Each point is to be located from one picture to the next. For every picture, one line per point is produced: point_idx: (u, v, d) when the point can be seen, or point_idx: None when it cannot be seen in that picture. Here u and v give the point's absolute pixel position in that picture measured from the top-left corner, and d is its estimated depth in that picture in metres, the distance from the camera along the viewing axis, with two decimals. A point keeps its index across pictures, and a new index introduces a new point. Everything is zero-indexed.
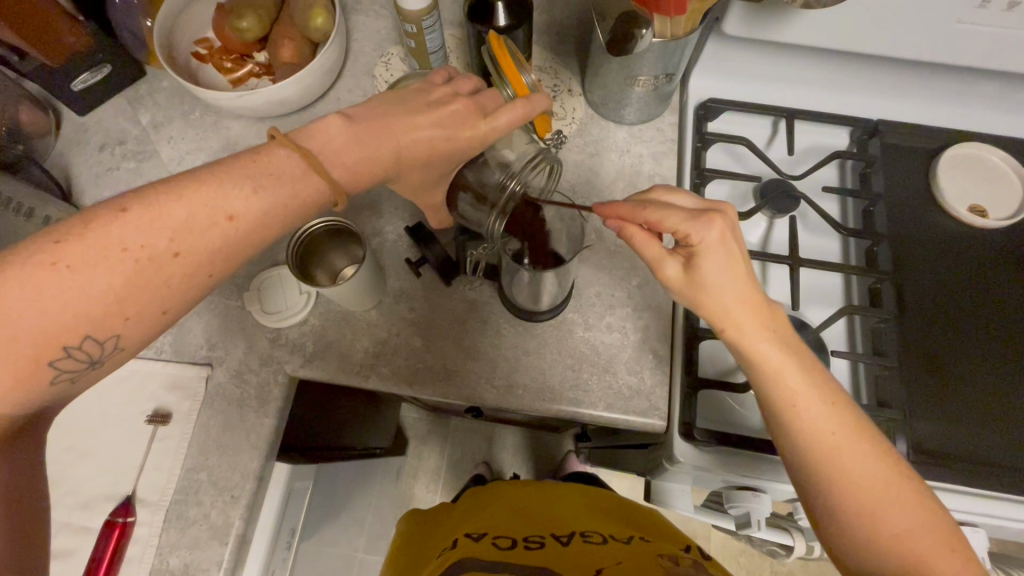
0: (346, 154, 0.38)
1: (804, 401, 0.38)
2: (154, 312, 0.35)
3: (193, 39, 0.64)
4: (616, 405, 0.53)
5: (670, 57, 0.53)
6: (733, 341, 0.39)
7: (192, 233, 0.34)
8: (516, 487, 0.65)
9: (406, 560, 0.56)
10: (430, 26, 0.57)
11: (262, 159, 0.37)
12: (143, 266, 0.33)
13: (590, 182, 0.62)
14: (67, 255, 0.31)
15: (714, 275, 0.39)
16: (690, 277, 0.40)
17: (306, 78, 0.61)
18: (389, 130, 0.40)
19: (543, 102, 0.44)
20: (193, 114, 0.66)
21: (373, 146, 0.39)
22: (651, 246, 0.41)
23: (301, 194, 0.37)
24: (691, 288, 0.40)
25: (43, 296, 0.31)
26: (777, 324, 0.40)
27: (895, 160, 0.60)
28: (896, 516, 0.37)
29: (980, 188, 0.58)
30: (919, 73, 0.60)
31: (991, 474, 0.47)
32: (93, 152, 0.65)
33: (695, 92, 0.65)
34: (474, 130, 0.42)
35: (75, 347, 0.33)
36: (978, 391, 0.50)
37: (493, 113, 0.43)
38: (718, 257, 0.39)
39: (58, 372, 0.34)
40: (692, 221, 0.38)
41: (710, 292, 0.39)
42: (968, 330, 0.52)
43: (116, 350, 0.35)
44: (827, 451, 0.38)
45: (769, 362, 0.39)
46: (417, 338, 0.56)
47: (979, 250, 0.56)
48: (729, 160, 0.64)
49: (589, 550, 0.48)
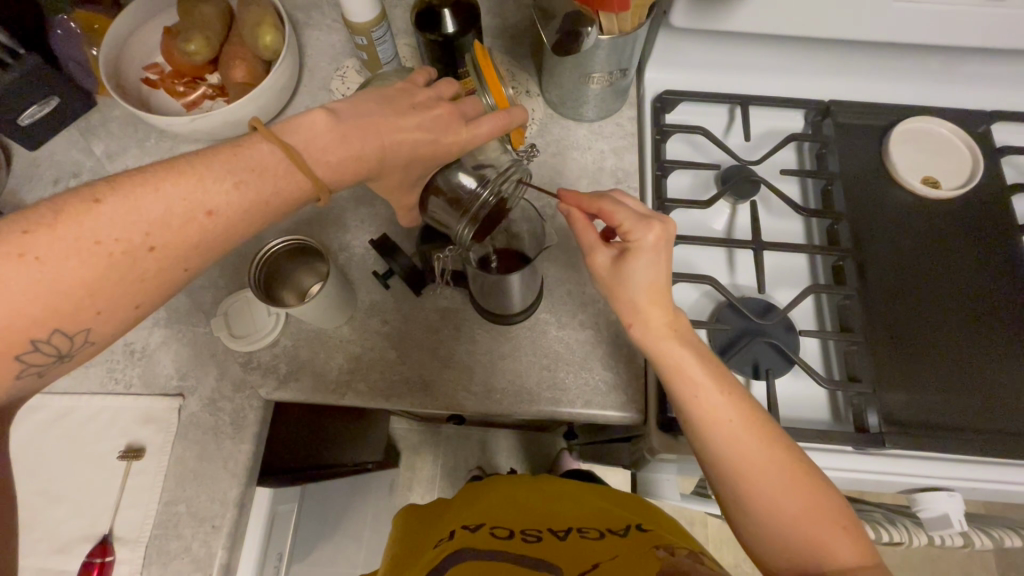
0: (318, 156, 0.38)
1: (701, 389, 0.42)
2: (126, 306, 0.34)
3: (142, 66, 0.63)
4: (594, 402, 0.53)
5: (621, 53, 0.53)
6: (640, 335, 0.44)
7: (170, 228, 0.34)
8: (511, 476, 0.64)
9: (402, 550, 0.55)
10: (381, 38, 0.57)
11: (243, 153, 0.36)
12: (117, 260, 0.32)
13: (554, 181, 0.62)
14: (36, 246, 0.30)
15: (642, 275, 0.43)
16: (614, 268, 0.44)
17: (260, 97, 0.60)
18: (374, 128, 0.40)
19: (522, 114, 0.45)
20: (148, 141, 0.65)
21: (343, 152, 0.39)
22: (588, 234, 0.45)
23: (282, 192, 0.37)
24: (613, 280, 0.44)
25: (11, 289, 0.29)
26: (683, 329, 0.44)
27: (850, 139, 0.61)
28: (783, 499, 0.39)
29: (931, 161, 0.60)
30: (865, 52, 0.61)
31: (962, 437, 0.48)
32: (47, 186, 0.63)
33: (652, 85, 0.66)
34: (458, 137, 0.43)
35: (43, 341, 0.32)
36: (944, 358, 0.51)
37: (474, 120, 0.44)
38: (648, 259, 0.42)
39: (24, 365, 0.32)
40: (634, 222, 0.42)
41: (632, 285, 0.43)
42: (930, 300, 0.54)
43: (85, 343, 0.34)
44: (714, 434, 0.41)
45: (672, 358, 0.42)
46: (391, 351, 0.56)
47: (935, 221, 0.57)
48: (689, 150, 0.65)
49: (586, 546, 0.47)
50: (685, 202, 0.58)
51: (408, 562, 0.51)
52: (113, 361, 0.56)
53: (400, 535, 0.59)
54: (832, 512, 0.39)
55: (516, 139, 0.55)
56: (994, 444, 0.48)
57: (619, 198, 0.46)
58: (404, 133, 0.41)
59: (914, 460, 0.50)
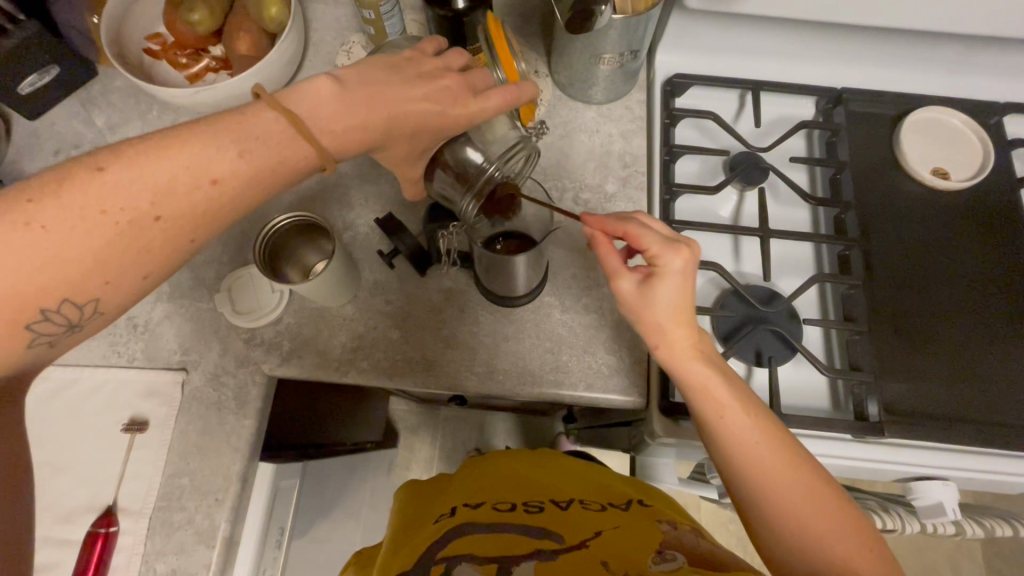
0: (323, 125, 0.37)
1: (728, 411, 0.41)
2: (134, 277, 0.34)
3: (144, 36, 0.62)
4: (596, 384, 0.54)
5: (633, 33, 0.52)
6: (664, 358, 0.44)
7: (177, 196, 0.33)
8: (512, 451, 0.64)
9: (404, 520, 0.55)
10: (389, 12, 0.55)
11: (248, 120, 0.35)
12: (122, 230, 0.32)
13: (561, 164, 0.62)
14: (42, 216, 0.30)
15: (669, 298, 0.43)
16: (641, 290, 0.43)
17: (265, 70, 0.59)
18: (381, 99, 0.39)
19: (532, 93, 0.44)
20: (151, 113, 0.64)
21: (342, 123, 0.38)
22: (612, 256, 0.45)
23: (286, 161, 0.37)
24: (639, 301, 0.44)
25: (18, 258, 0.29)
26: (706, 348, 0.44)
27: (860, 128, 0.60)
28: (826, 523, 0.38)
29: (943, 151, 0.59)
30: (880, 38, 0.60)
31: (959, 428, 0.49)
32: (48, 156, 0.62)
33: (662, 68, 0.65)
34: (465, 105, 0.42)
35: (52, 310, 0.32)
36: (944, 349, 0.51)
37: (482, 93, 0.43)
38: (674, 283, 0.42)
39: (35, 335, 0.32)
40: (663, 245, 0.42)
41: (661, 305, 0.43)
42: (935, 292, 0.54)
43: (96, 314, 0.34)
44: (743, 453, 0.40)
45: (697, 376, 0.42)
46: (394, 330, 0.56)
47: (942, 212, 0.57)
48: (698, 135, 0.64)
49: (587, 517, 0.48)
50: (692, 188, 0.58)
51: (409, 533, 0.52)
52: (116, 334, 0.56)
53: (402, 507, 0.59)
54: (874, 548, 0.38)
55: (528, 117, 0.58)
56: (991, 436, 0.48)
57: (645, 221, 0.45)
58: (408, 102, 0.40)
59: (911, 450, 0.51)
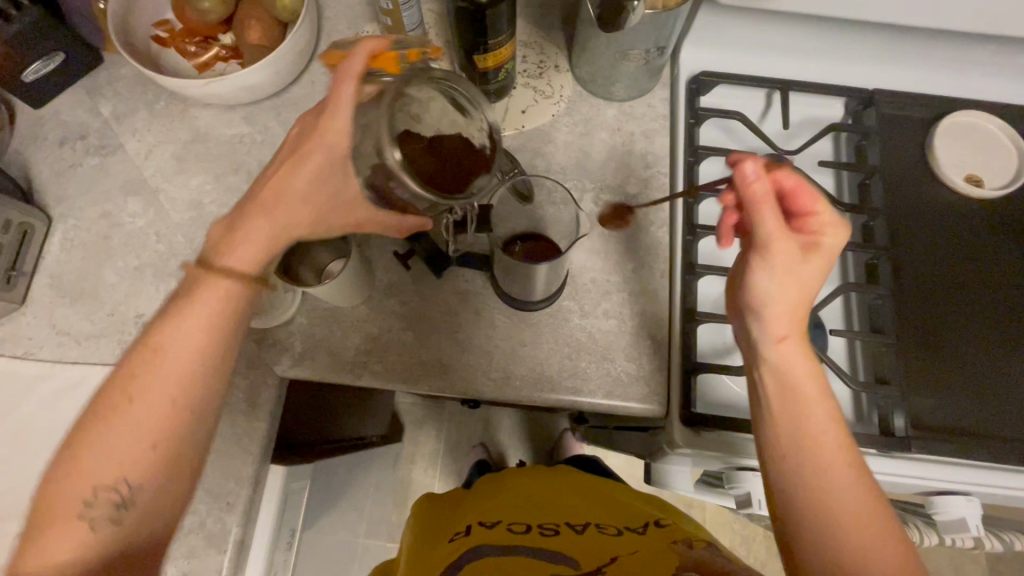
0: (224, 257, 0.39)
1: (809, 417, 0.38)
2: (142, 446, 0.36)
3: (152, 23, 0.60)
4: (615, 392, 0.52)
5: (660, 30, 0.50)
6: (773, 358, 0.40)
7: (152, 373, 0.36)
8: (529, 471, 0.64)
9: (419, 537, 0.55)
10: (408, 3, 0.53)
11: (177, 291, 0.40)
12: (112, 420, 0.36)
13: (581, 163, 0.60)
14: (66, 444, 0.36)
15: (817, 276, 0.40)
16: (800, 259, 0.40)
17: (278, 61, 0.57)
18: (262, 204, 0.40)
19: (376, 43, 0.40)
20: (158, 102, 0.62)
21: (244, 240, 0.39)
22: (773, 216, 0.39)
23: (215, 299, 0.38)
24: (789, 270, 0.40)
25: (56, 482, 0.35)
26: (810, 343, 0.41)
27: (891, 132, 0.58)
28: (886, 555, 0.35)
29: (975, 157, 0.57)
30: (916, 38, 0.58)
31: (986, 444, 0.48)
32: (53, 147, 0.61)
33: (687, 65, 0.63)
34: (328, 126, 0.39)
35: (95, 499, 0.35)
36: (972, 363, 0.50)
37: (323, 119, 0.40)
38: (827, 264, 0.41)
39: (93, 521, 0.35)
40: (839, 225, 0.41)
41: (809, 282, 0.40)
42: (964, 304, 0.52)
43: (138, 488, 0.36)
44: (808, 457, 0.37)
45: (805, 374, 0.39)
46: (409, 333, 0.54)
47: (973, 220, 0.55)
48: (722, 136, 0.62)
49: (603, 541, 0.47)
50: (717, 191, 0.56)
51: (423, 552, 0.51)
52: (124, 332, 0.55)
53: (417, 522, 0.59)
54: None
55: (493, 62, 0.54)
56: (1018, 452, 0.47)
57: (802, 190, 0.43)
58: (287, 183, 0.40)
59: (945, 467, 0.49)
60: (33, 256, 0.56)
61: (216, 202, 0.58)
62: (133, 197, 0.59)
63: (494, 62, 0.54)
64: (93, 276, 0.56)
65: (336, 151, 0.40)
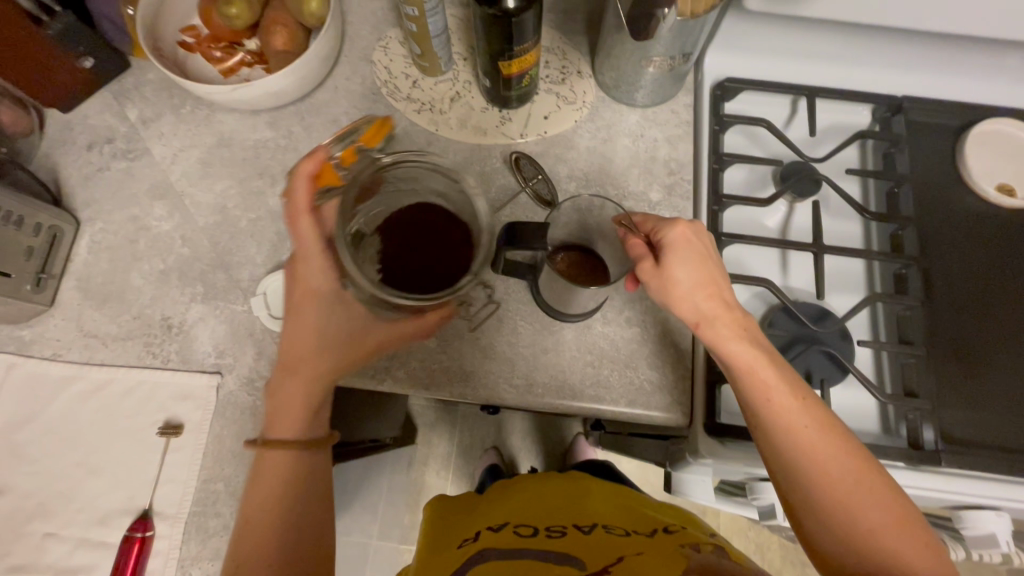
0: (276, 428, 0.47)
1: (775, 394, 0.43)
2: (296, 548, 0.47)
3: (179, 28, 0.61)
4: (637, 401, 0.52)
5: (687, 37, 0.50)
6: (708, 339, 0.45)
7: (248, 535, 0.46)
8: (539, 477, 0.64)
9: (428, 540, 0.55)
10: (433, 9, 0.52)
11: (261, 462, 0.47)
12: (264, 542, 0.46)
13: (604, 170, 0.60)
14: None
15: (684, 268, 0.45)
16: (660, 273, 0.46)
17: (303, 68, 0.57)
18: (291, 371, 0.47)
19: (310, 164, 0.46)
20: (184, 107, 0.62)
21: (285, 406, 0.47)
22: (637, 248, 0.47)
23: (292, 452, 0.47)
24: (661, 284, 0.46)
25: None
26: (750, 329, 0.46)
27: (919, 139, 0.58)
28: (869, 507, 0.41)
29: (1008, 165, 0.56)
30: (946, 45, 0.57)
31: (1015, 460, 0.47)
32: (82, 151, 0.61)
33: (711, 71, 0.62)
34: (305, 286, 0.48)
35: None
36: (1003, 375, 0.50)
37: (308, 278, 0.48)
38: (689, 250, 0.46)
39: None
40: (661, 224, 0.47)
41: (684, 276, 0.45)
42: (997, 317, 0.51)
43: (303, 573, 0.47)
44: (785, 428, 0.43)
45: (741, 356, 0.44)
46: (432, 339, 0.54)
47: (1005, 229, 0.55)
48: (746, 142, 0.62)
49: (609, 542, 0.46)
50: (742, 199, 0.55)
51: (432, 555, 0.51)
52: (150, 336, 0.55)
53: (428, 525, 0.58)
54: (916, 531, 0.40)
55: (512, 70, 0.54)
56: None
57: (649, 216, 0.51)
58: (298, 345, 0.48)
59: (976, 482, 0.48)
60: (62, 259, 0.57)
61: (240, 206, 0.59)
62: (160, 200, 0.60)
63: (513, 70, 0.54)
64: (120, 278, 0.57)
65: (323, 299, 0.48)
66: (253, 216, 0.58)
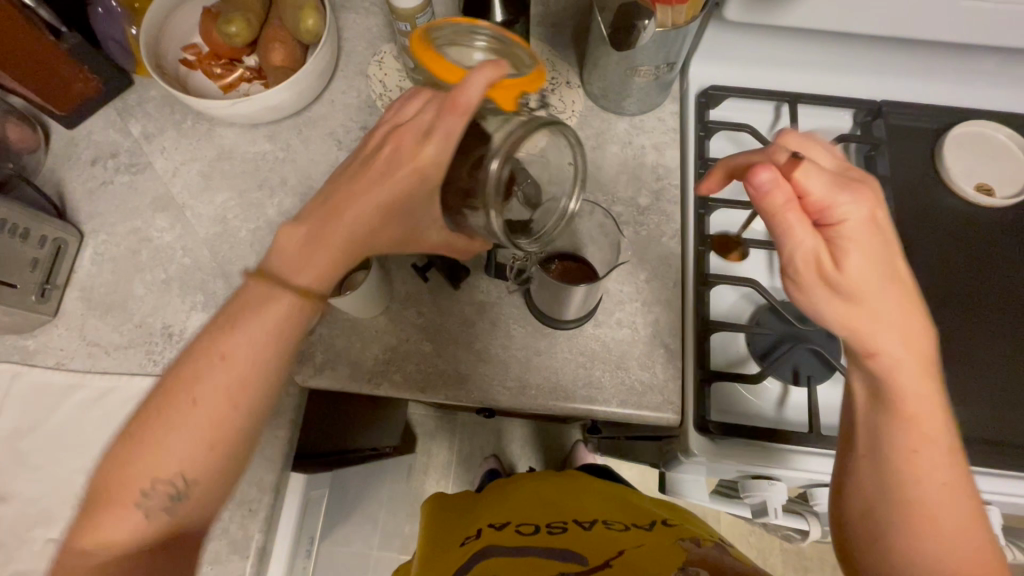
0: (295, 271, 0.37)
1: (909, 404, 0.37)
2: (202, 451, 0.36)
3: (180, 46, 0.63)
4: (630, 401, 0.53)
5: (670, 47, 0.52)
6: (850, 332, 0.37)
7: (190, 388, 0.36)
8: (537, 475, 0.65)
9: (431, 538, 0.56)
10: (425, 24, 0.54)
11: (252, 307, 0.36)
12: (183, 417, 0.35)
13: (594, 177, 0.61)
14: (146, 444, 0.36)
15: (860, 256, 0.35)
16: (834, 256, 0.36)
17: (300, 83, 0.59)
18: (335, 218, 0.37)
19: (495, 72, 0.35)
20: (185, 122, 0.64)
21: (320, 249, 0.37)
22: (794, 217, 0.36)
23: (284, 321, 0.37)
24: (827, 267, 0.36)
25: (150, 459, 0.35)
26: (914, 330, 0.37)
27: (900, 142, 0.59)
28: (957, 542, 0.36)
29: (984, 166, 0.58)
30: (923, 50, 0.59)
31: (1001, 453, 0.48)
32: (86, 166, 0.63)
33: (697, 79, 0.64)
34: (417, 155, 0.37)
35: (153, 491, 0.35)
36: (986, 370, 0.51)
37: (428, 136, 0.36)
38: (868, 238, 0.36)
39: (151, 505, 0.36)
40: (841, 188, 0.36)
41: (865, 264, 0.35)
42: (980, 313, 0.52)
43: (189, 485, 0.36)
44: (900, 439, 0.37)
45: (887, 355, 0.36)
46: (427, 343, 0.56)
47: (985, 228, 0.56)
48: (732, 148, 0.63)
49: (610, 536, 0.47)
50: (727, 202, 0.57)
51: (435, 555, 0.52)
52: (152, 344, 0.57)
53: (429, 521, 0.59)
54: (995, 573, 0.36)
55: None
56: None
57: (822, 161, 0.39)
58: (368, 199, 0.37)
59: None
60: (66, 270, 0.59)
61: (240, 217, 0.60)
62: (162, 213, 0.61)
63: None
64: (122, 289, 0.59)
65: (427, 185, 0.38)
66: (253, 227, 0.60)
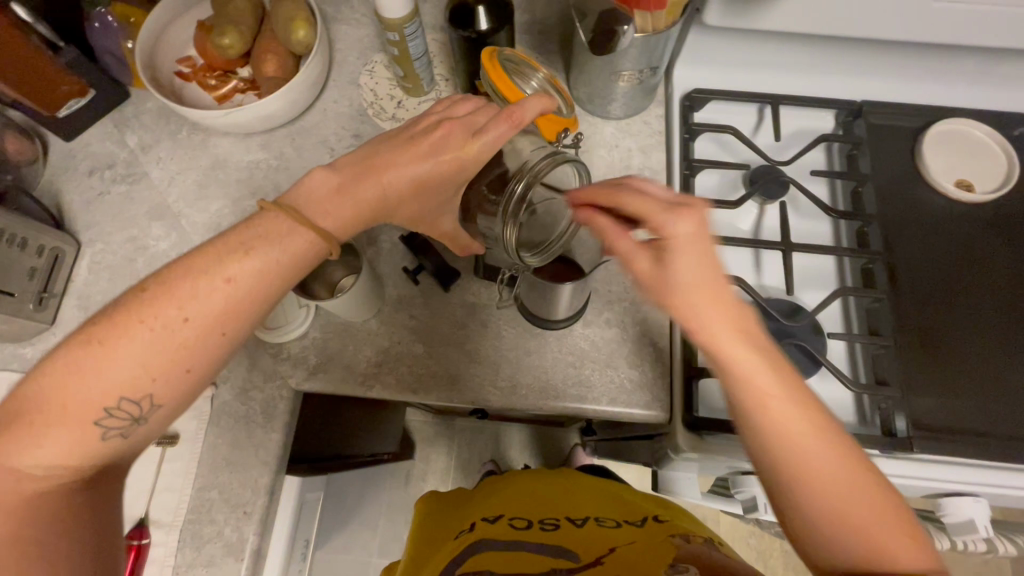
0: (318, 211, 0.38)
1: (773, 403, 0.37)
2: (176, 372, 0.35)
3: (175, 59, 0.64)
4: (619, 399, 0.54)
5: (652, 51, 0.53)
6: (704, 343, 0.38)
7: (171, 297, 0.35)
8: (531, 472, 0.65)
9: (426, 535, 0.56)
10: (413, 33, 0.55)
11: (253, 227, 0.37)
12: (155, 332, 0.34)
13: None
14: (111, 347, 0.34)
15: (687, 268, 0.37)
16: (659, 270, 0.38)
17: (292, 92, 0.61)
18: (373, 171, 0.39)
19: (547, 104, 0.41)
20: (181, 133, 0.66)
21: (354, 193, 0.38)
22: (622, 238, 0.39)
23: (298, 258, 0.37)
24: (659, 282, 0.38)
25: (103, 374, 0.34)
26: (751, 329, 0.38)
27: (881, 140, 0.60)
28: (872, 517, 0.36)
29: (963, 163, 0.59)
30: (901, 51, 0.61)
31: (988, 444, 0.48)
32: (83, 177, 0.64)
33: (681, 83, 0.65)
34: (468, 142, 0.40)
35: (113, 408, 0.34)
36: (970, 362, 0.51)
37: (481, 131, 0.40)
38: (689, 247, 0.37)
39: (106, 429, 0.35)
40: (665, 211, 0.37)
41: (691, 272, 0.37)
42: (962, 306, 0.53)
43: (154, 408, 0.36)
44: (776, 437, 0.37)
45: (742, 361, 0.37)
46: (419, 345, 0.56)
47: (966, 223, 0.57)
48: (717, 149, 0.64)
49: (602, 534, 0.48)
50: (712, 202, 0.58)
51: (430, 550, 0.52)
52: None
53: (424, 520, 0.59)
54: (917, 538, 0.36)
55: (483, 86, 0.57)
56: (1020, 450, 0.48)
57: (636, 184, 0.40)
58: (412, 164, 0.39)
59: (949, 466, 0.49)
60: (63, 279, 0.60)
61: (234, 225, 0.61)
62: (158, 221, 0.62)
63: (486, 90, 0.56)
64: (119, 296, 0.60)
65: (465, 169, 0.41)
66: None
